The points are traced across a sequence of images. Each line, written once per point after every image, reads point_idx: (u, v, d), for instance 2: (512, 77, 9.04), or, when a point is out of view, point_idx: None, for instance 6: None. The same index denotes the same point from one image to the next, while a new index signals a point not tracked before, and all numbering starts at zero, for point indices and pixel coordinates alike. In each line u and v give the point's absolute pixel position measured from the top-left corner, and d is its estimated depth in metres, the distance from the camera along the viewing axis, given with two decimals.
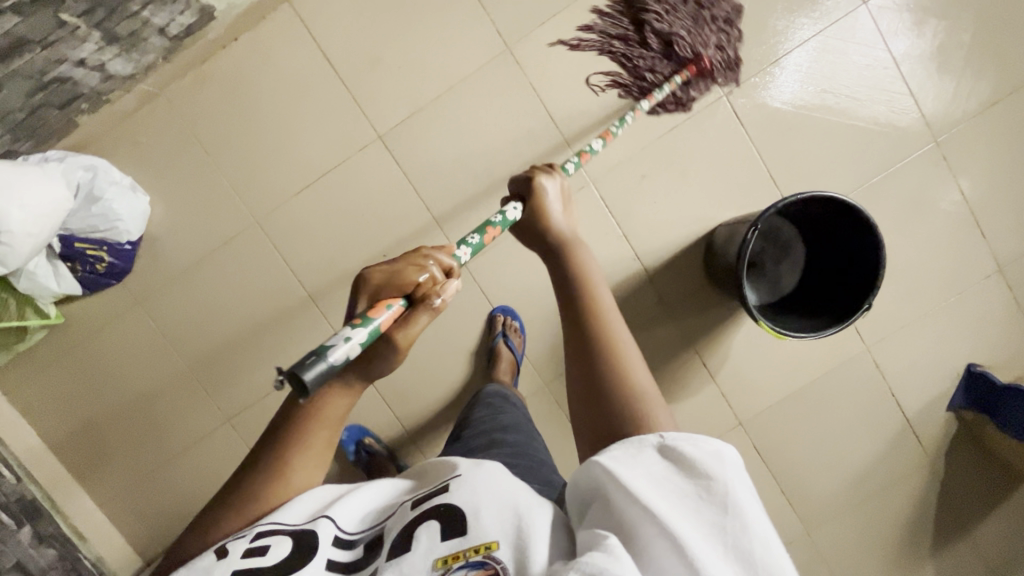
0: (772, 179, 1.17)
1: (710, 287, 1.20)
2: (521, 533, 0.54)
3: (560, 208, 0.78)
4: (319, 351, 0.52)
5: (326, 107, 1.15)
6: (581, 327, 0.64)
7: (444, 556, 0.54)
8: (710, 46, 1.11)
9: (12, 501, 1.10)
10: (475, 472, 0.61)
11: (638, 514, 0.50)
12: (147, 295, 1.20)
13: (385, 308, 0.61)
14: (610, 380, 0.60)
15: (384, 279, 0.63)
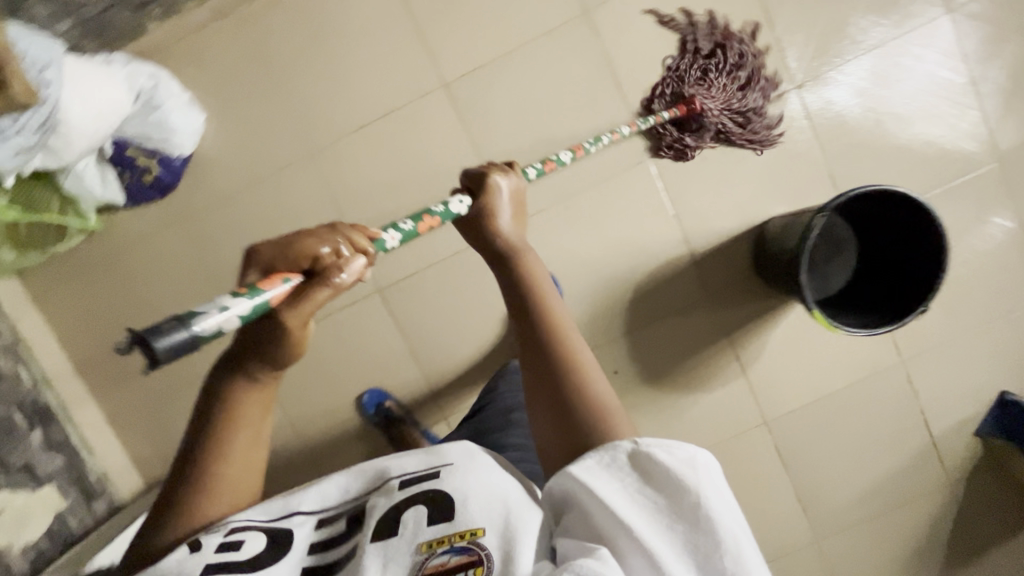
0: (831, 179, 1.16)
1: (753, 280, 1.19)
2: (507, 522, 0.56)
3: (508, 211, 0.75)
4: (180, 319, 0.47)
5: (394, 47, 1.14)
6: (536, 342, 0.63)
7: (429, 540, 0.56)
8: (719, 115, 1.12)
9: (27, 404, 1.10)
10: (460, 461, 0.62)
11: (612, 524, 0.53)
12: (187, 215, 1.18)
13: (276, 283, 0.55)
14: (573, 397, 0.60)
15: (279, 254, 0.58)
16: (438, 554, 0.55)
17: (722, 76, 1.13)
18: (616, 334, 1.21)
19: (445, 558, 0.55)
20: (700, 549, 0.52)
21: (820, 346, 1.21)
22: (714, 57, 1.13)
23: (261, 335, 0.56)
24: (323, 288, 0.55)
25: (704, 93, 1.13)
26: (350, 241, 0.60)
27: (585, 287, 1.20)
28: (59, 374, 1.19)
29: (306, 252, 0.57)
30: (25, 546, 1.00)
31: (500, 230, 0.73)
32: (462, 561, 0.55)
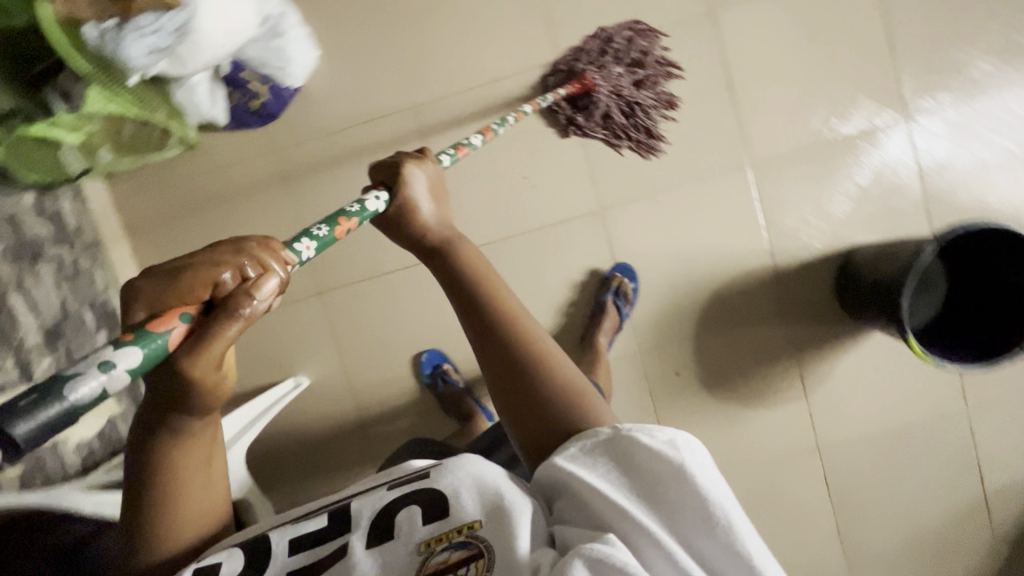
0: (925, 216, 1.16)
1: (831, 303, 1.18)
2: (500, 510, 0.52)
3: (430, 202, 0.68)
4: (45, 388, 0.35)
5: (516, 16, 1.15)
6: (500, 354, 0.60)
7: (426, 539, 0.52)
8: (610, 111, 1.14)
9: (96, 305, 1.11)
10: (451, 460, 0.58)
11: (603, 510, 0.50)
12: (283, 148, 1.19)
13: (170, 322, 0.43)
14: (548, 401, 0.58)
15: (164, 286, 0.45)
16: (438, 552, 0.51)
17: (620, 68, 1.13)
18: (685, 335, 1.20)
19: (445, 555, 0.51)
20: (699, 530, 0.48)
21: (888, 381, 1.19)
22: (620, 48, 1.13)
23: (167, 387, 0.46)
24: (235, 322, 0.44)
25: (600, 79, 1.13)
26: (258, 253, 0.47)
27: (662, 283, 1.20)
28: (129, 282, 1.19)
29: (201, 281, 0.44)
30: (81, 442, 0.99)
31: (426, 225, 0.67)
32: (461, 557, 0.50)
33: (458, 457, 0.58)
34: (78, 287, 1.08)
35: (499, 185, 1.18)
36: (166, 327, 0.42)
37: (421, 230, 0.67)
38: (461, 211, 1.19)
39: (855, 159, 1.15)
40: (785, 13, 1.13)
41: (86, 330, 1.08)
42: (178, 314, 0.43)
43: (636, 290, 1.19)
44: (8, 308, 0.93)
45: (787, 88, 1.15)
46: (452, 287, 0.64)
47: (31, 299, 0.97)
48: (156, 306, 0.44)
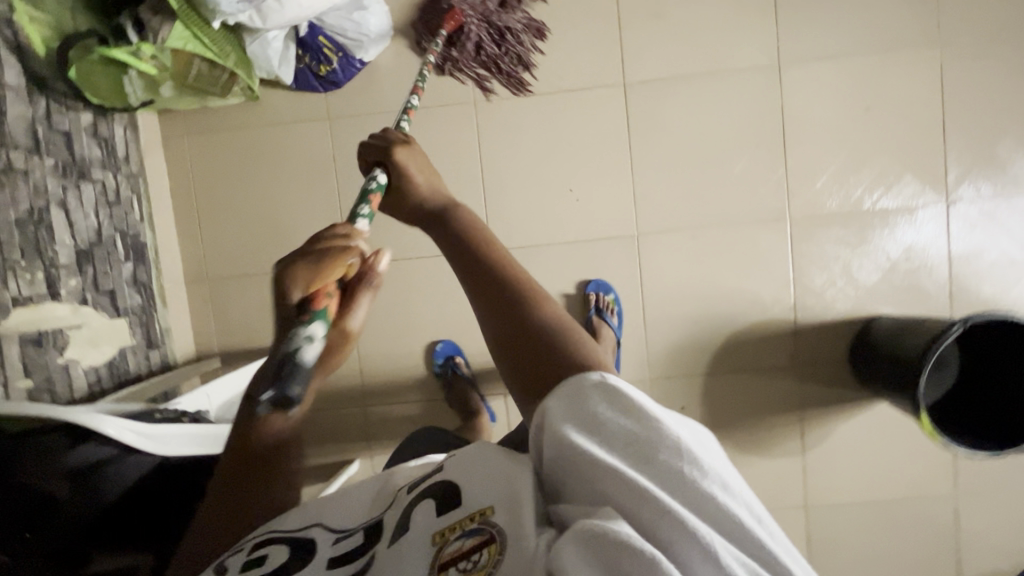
0: (948, 298, 1.19)
1: (844, 366, 1.20)
2: (510, 495, 0.44)
3: (416, 171, 0.66)
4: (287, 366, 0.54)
5: (593, 34, 1.17)
6: (486, 298, 0.52)
7: (441, 530, 0.45)
8: (485, 48, 1.11)
9: (127, 237, 1.10)
10: (462, 451, 0.52)
11: (596, 474, 0.41)
12: (340, 116, 1.19)
13: (328, 300, 0.55)
14: (544, 334, 0.49)
15: (312, 270, 0.53)
16: (451, 541, 0.43)
17: None
18: (696, 371, 1.22)
19: (461, 543, 0.43)
20: (707, 494, 0.39)
21: (884, 452, 1.21)
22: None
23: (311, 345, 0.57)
24: (368, 291, 0.60)
25: (472, 13, 1.08)
26: (361, 234, 0.58)
27: (685, 317, 1.21)
28: (162, 217, 1.18)
29: (336, 265, 0.54)
30: (89, 367, 0.98)
31: (418, 192, 0.64)
32: (476, 545, 0.42)
33: (470, 446, 0.52)
34: (113, 215, 1.07)
35: (543, 192, 1.20)
36: (325, 304, 0.55)
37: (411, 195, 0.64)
38: (502, 210, 1.20)
39: (890, 232, 1.18)
40: (848, 80, 1.16)
41: (114, 259, 1.07)
42: (329, 292, 0.55)
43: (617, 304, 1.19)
44: (48, 222, 0.93)
45: (838, 153, 1.18)
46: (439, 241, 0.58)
47: (70, 218, 0.97)
48: (308, 286, 0.53)
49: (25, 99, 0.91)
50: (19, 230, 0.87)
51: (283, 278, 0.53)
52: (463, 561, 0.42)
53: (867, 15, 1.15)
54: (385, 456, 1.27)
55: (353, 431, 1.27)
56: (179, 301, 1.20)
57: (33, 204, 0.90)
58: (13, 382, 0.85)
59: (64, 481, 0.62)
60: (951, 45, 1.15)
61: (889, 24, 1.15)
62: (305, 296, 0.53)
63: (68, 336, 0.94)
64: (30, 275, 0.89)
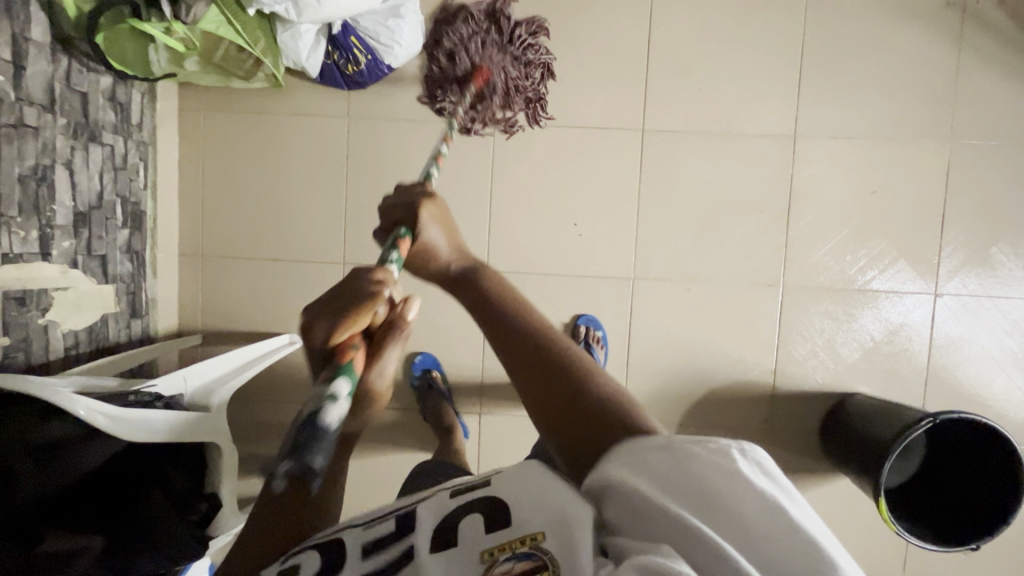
0: (923, 385, 1.21)
1: (813, 436, 1.22)
2: (563, 515, 0.42)
3: (437, 230, 0.66)
4: (310, 423, 0.51)
5: (620, 76, 1.18)
6: (528, 370, 0.51)
7: (490, 548, 0.43)
8: (500, 72, 1.00)
9: (128, 204, 1.09)
10: (515, 464, 0.50)
11: (660, 528, 0.39)
12: (359, 116, 1.20)
13: (353, 353, 0.56)
14: (601, 409, 0.48)
15: (335, 323, 0.54)
16: (501, 561, 0.42)
17: (476, 42, 0.99)
18: (670, 420, 1.23)
19: (509, 565, 0.42)
20: (785, 550, 0.36)
21: (841, 526, 1.23)
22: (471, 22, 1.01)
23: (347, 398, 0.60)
24: (396, 342, 0.60)
25: (494, 65, 1.00)
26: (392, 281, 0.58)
27: (666, 365, 1.22)
28: (166, 188, 1.18)
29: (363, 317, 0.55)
30: (68, 331, 0.97)
31: (442, 257, 0.64)
32: (527, 570, 0.41)
33: (526, 462, 0.49)
34: (118, 180, 1.07)
35: (548, 223, 1.21)
36: (351, 358, 0.55)
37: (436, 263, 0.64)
38: (505, 233, 1.21)
39: (877, 314, 1.21)
40: (859, 161, 1.19)
41: (111, 224, 1.06)
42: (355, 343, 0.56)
43: (603, 339, 1.20)
44: (50, 181, 0.92)
45: (838, 230, 1.20)
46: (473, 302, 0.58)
47: (73, 179, 0.96)
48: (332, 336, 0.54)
49: (47, 56, 0.90)
50: (20, 186, 0.87)
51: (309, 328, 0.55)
52: None
53: (884, 101, 1.18)
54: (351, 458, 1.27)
55: None
56: (169, 274, 1.20)
57: (39, 162, 0.89)
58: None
59: (30, 456, 0.62)
60: (959, 143, 1.18)
61: (904, 114, 1.18)
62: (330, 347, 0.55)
63: (52, 298, 0.93)
64: (24, 234, 0.88)
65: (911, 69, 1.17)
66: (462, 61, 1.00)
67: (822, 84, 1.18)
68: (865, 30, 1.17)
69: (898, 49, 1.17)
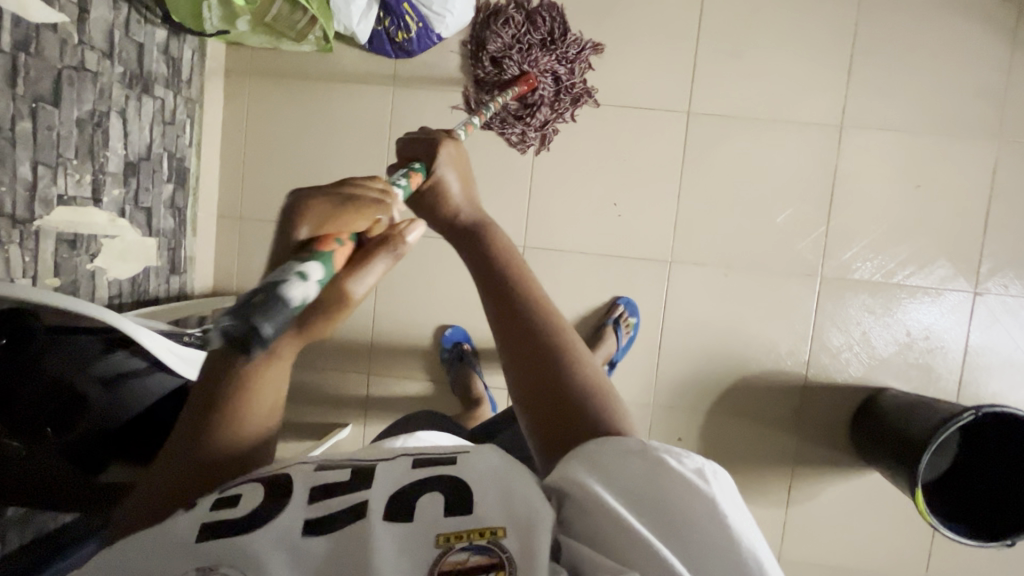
0: (957, 384, 1.20)
1: (843, 429, 1.21)
2: (530, 515, 0.42)
3: (457, 182, 0.64)
4: (266, 289, 0.37)
5: (668, 57, 1.18)
6: (513, 337, 0.53)
7: (446, 533, 0.42)
8: (542, 71, 1.12)
9: (173, 159, 1.09)
10: (485, 453, 0.50)
11: (611, 529, 0.41)
12: (405, 85, 1.20)
13: (337, 245, 0.44)
14: (570, 392, 0.50)
15: (331, 210, 0.46)
16: (455, 550, 0.41)
17: (524, 47, 1.12)
18: (699, 406, 1.23)
19: (464, 556, 0.41)
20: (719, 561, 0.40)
21: (865, 522, 1.22)
22: (524, 25, 1.12)
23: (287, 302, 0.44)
24: (389, 257, 0.47)
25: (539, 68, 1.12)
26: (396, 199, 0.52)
27: (699, 350, 1.22)
28: (209, 147, 1.18)
29: (359, 216, 0.47)
30: (114, 279, 0.97)
31: (454, 205, 0.63)
32: (481, 566, 0.40)
33: (485, 451, 0.50)
34: (166, 134, 1.07)
35: (587, 202, 1.21)
36: (332, 247, 0.44)
37: (447, 210, 0.63)
38: (544, 210, 1.21)
39: (914, 309, 1.20)
40: (903, 155, 1.18)
41: (157, 178, 1.06)
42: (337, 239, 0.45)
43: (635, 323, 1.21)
44: (105, 128, 0.92)
45: (880, 224, 1.19)
46: (479, 266, 0.57)
47: (126, 128, 0.96)
48: (319, 225, 0.45)
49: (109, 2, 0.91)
50: (78, 129, 0.87)
51: (292, 214, 0.46)
52: None
53: (933, 96, 1.17)
54: (378, 427, 1.27)
55: (352, 394, 1.28)
56: (207, 233, 1.20)
57: (96, 106, 0.90)
58: (42, 277, 0.84)
59: (99, 387, 0.63)
60: (1008, 143, 1.17)
61: (952, 110, 1.17)
62: (311, 238, 0.45)
63: (101, 244, 0.94)
64: (79, 176, 0.88)
65: (964, 65, 1.16)
66: (511, 67, 1.12)
67: (872, 76, 1.17)
68: (918, 23, 1.16)
69: (951, 43, 1.16)
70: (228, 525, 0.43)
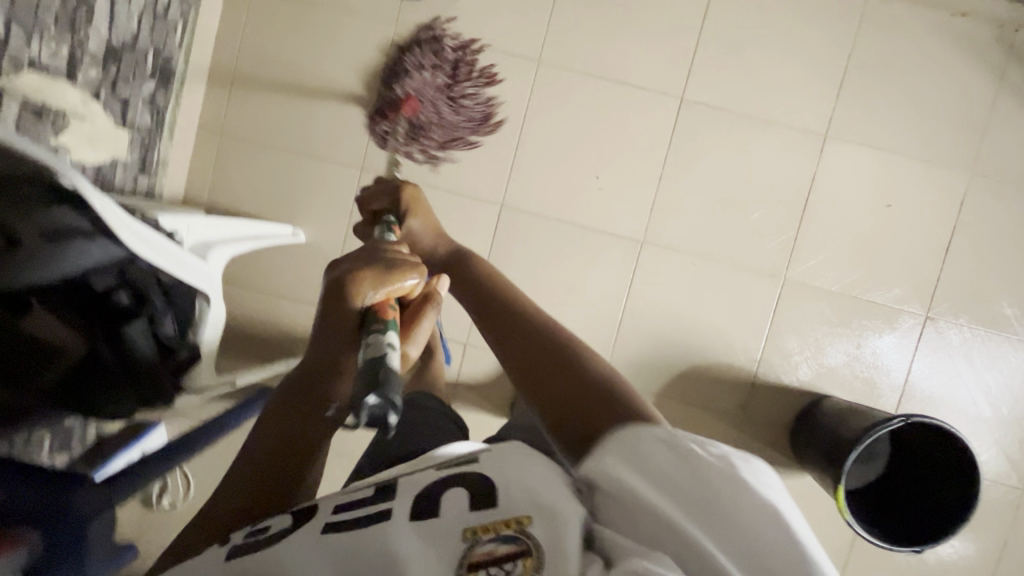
0: (897, 403, 1.24)
1: (782, 430, 1.24)
2: (552, 506, 0.48)
3: (423, 224, 0.84)
4: (377, 369, 0.53)
5: (670, 42, 1.19)
6: (523, 348, 0.62)
7: (473, 526, 0.48)
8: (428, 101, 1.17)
9: (159, 57, 1.07)
10: (511, 449, 0.56)
11: (653, 526, 0.45)
12: (407, 26, 1.19)
13: (392, 312, 0.62)
14: (581, 387, 0.57)
15: (378, 274, 0.62)
16: (483, 542, 0.47)
17: (423, 75, 1.17)
18: (648, 387, 1.24)
19: (493, 545, 0.47)
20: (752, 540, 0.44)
21: None
22: (429, 58, 1.17)
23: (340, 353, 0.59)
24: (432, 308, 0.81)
25: (426, 97, 1.17)
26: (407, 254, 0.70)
27: (657, 332, 1.24)
28: (199, 55, 1.16)
29: (403, 277, 0.63)
30: (77, 162, 0.95)
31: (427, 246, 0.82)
32: (510, 552, 0.46)
33: (512, 446, 0.57)
34: (155, 29, 1.04)
35: (570, 172, 1.21)
36: (392, 316, 0.61)
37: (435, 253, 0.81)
38: (526, 173, 1.21)
39: (867, 325, 1.23)
40: (880, 174, 1.21)
41: (139, 72, 1.04)
42: (390, 303, 0.63)
43: None
44: (90, 5, 0.90)
45: (848, 237, 1.22)
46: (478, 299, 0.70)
47: (112, 11, 0.94)
48: (376, 288, 0.61)
49: None
50: None
51: (346, 287, 0.60)
52: (497, 566, 0.46)
53: (914, 121, 1.20)
54: None
55: None
56: (185, 142, 1.18)
57: None
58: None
59: (41, 237, 0.65)
60: (977, 177, 1.21)
61: (933, 139, 1.20)
62: (372, 304, 0.60)
63: (68, 122, 0.91)
64: (55, 47, 0.86)
65: (948, 96, 1.20)
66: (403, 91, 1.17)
67: (862, 92, 1.20)
68: (913, 49, 1.19)
69: (939, 72, 1.19)
70: (259, 544, 0.51)
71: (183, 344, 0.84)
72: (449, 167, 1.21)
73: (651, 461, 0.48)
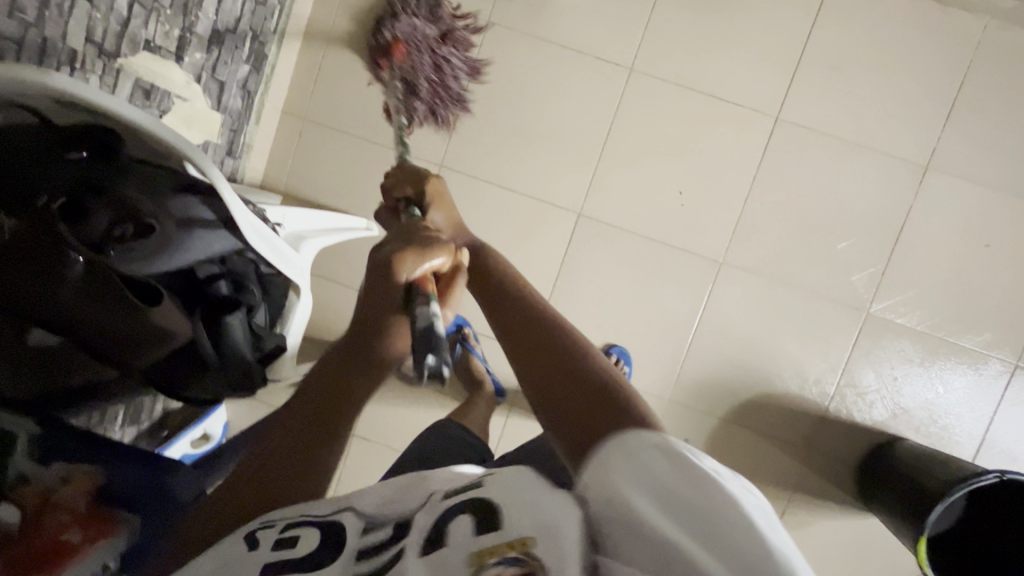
0: (975, 453, 1.18)
1: (850, 469, 1.20)
2: (557, 522, 0.41)
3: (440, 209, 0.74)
4: (430, 341, 0.54)
5: (770, 59, 1.15)
6: (528, 354, 0.56)
7: (479, 551, 0.42)
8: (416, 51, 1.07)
9: (256, 42, 1.06)
10: (514, 472, 0.49)
11: (640, 538, 0.39)
12: (499, 25, 1.16)
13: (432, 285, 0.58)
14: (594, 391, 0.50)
15: (415, 249, 0.57)
16: (490, 567, 0.40)
17: (415, 22, 1.07)
18: (714, 410, 1.21)
19: (500, 569, 0.40)
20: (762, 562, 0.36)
21: (850, 561, 1.21)
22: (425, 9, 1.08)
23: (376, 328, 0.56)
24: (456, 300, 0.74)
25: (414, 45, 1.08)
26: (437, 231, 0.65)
27: (728, 356, 1.20)
28: (292, 39, 1.15)
29: (439, 249, 0.59)
30: None
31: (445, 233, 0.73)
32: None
33: (519, 469, 0.49)
34: (255, 14, 1.04)
35: (652, 184, 1.18)
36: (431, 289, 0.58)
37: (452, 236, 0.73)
38: (606, 182, 1.19)
39: (950, 367, 1.18)
40: (981, 212, 1.15)
41: (237, 56, 1.03)
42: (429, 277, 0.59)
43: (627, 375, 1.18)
44: None
45: (939, 275, 1.16)
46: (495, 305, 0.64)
47: None
48: (416, 263, 0.57)
49: None
50: None
51: (389, 263, 0.55)
52: None
53: None
54: None
55: None
56: (270, 126, 1.18)
57: None
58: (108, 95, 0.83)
59: (173, 225, 0.68)
60: None
61: None
62: (414, 278, 0.56)
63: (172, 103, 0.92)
64: (168, 27, 0.86)
65: None
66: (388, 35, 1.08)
67: (970, 125, 1.14)
68: None
69: None
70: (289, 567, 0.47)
71: (270, 334, 0.82)
72: (528, 170, 1.19)
73: (645, 469, 0.42)
